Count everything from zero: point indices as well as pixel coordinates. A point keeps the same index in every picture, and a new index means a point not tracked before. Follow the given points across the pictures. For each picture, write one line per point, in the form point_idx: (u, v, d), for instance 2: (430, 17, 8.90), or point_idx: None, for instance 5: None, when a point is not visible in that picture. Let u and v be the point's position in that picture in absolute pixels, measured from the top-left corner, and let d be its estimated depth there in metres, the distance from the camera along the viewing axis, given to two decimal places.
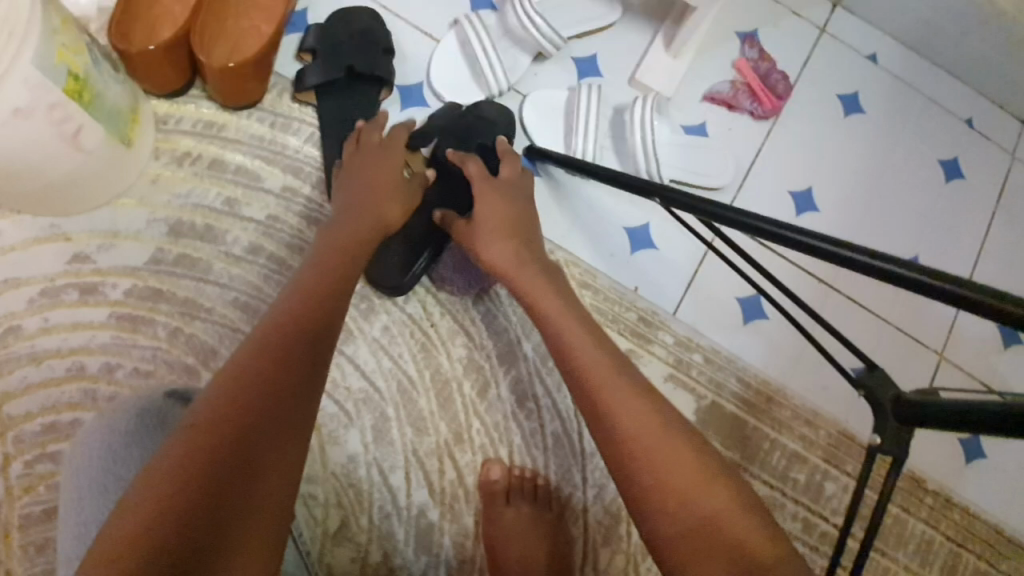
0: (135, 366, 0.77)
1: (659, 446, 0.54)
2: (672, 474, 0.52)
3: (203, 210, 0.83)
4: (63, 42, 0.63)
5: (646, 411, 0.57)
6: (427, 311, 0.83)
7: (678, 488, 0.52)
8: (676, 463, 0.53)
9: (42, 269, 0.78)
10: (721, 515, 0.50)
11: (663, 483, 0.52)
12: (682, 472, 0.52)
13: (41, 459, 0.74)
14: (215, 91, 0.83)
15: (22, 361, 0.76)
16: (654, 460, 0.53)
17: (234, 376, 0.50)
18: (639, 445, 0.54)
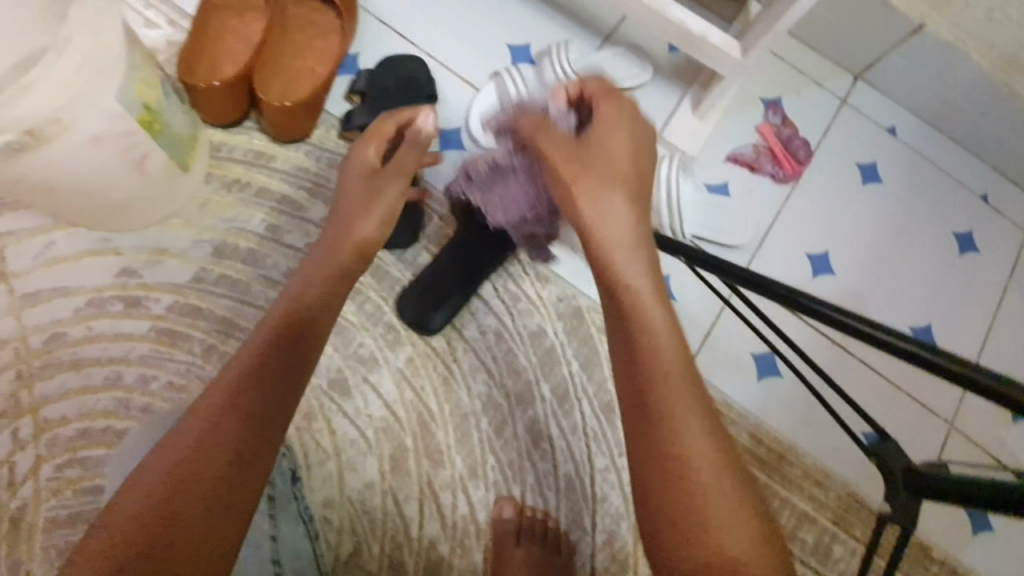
0: (169, 380, 0.80)
1: (685, 436, 0.49)
2: (685, 471, 0.47)
3: (246, 234, 0.87)
4: (142, 77, 0.68)
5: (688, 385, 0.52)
6: (451, 346, 0.86)
7: (694, 484, 0.47)
8: (693, 454, 0.48)
9: (91, 280, 0.82)
10: (727, 522, 0.45)
11: (677, 476, 0.47)
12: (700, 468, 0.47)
13: (70, 464, 0.76)
14: (269, 124, 0.89)
15: (63, 366, 0.79)
16: (678, 447, 0.48)
17: (217, 390, 0.52)
18: (666, 428, 0.49)
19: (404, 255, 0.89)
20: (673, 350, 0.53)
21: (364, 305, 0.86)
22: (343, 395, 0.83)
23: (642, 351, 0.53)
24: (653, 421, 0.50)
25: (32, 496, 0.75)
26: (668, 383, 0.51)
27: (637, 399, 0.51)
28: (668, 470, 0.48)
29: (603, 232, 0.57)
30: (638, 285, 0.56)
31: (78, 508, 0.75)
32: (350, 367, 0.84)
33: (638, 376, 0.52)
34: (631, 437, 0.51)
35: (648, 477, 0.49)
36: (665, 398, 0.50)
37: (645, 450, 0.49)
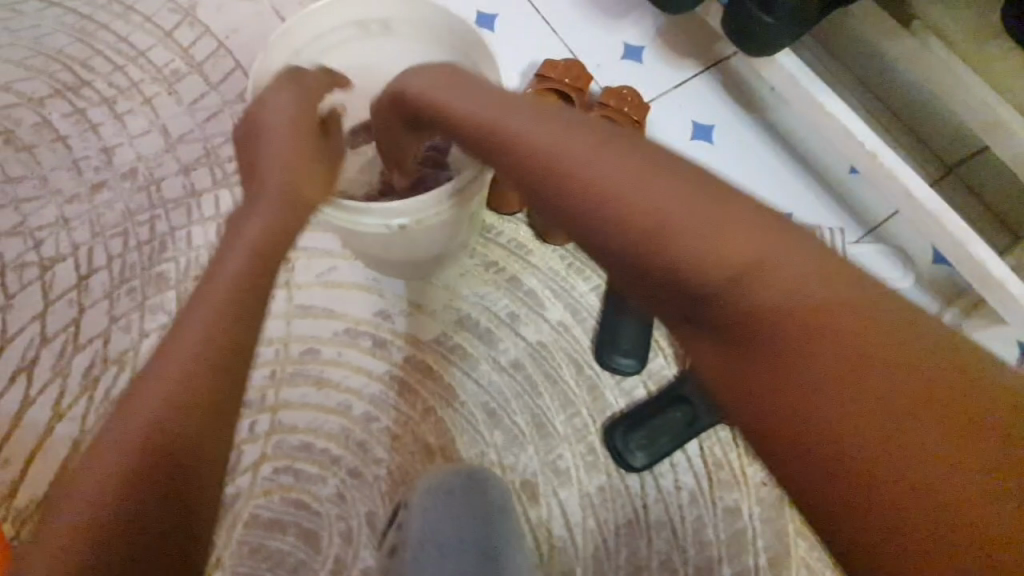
0: (388, 425, 0.86)
1: (846, 373, 0.40)
2: (879, 402, 0.39)
3: (490, 315, 0.92)
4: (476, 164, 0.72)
5: (767, 275, 0.43)
6: (644, 490, 0.86)
7: (897, 422, 0.38)
8: (875, 390, 0.39)
9: (353, 310, 0.91)
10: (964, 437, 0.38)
11: (880, 433, 0.38)
12: (889, 396, 0.39)
13: (287, 471, 0.84)
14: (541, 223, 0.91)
15: (308, 380, 0.88)
16: (852, 398, 0.39)
17: (170, 344, 0.46)
18: (810, 390, 0.40)
19: (623, 382, 0.90)
20: (785, 259, 0.43)
21: (574, 419, 0.88)
22: (531, 499, 0.85)
23: (748, 289, 0.43)
24: (794, 379, 0.41)
25: (246, 488, 0.83)
26: (798, 316, 0.41)
27: (773, 370, 0.41)
28: (863, 423, 0.39)
29: (644, 188, 0.46)
30: (698, 236, 0.44)
31: (280, 514, 0.82)
32: (545, 475, 0.86)
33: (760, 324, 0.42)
34: (775, 446, 0.41)
35: (849, 456, 0.38)
36: (806, 318, 0.41)
37: (825, 433, 0.39)
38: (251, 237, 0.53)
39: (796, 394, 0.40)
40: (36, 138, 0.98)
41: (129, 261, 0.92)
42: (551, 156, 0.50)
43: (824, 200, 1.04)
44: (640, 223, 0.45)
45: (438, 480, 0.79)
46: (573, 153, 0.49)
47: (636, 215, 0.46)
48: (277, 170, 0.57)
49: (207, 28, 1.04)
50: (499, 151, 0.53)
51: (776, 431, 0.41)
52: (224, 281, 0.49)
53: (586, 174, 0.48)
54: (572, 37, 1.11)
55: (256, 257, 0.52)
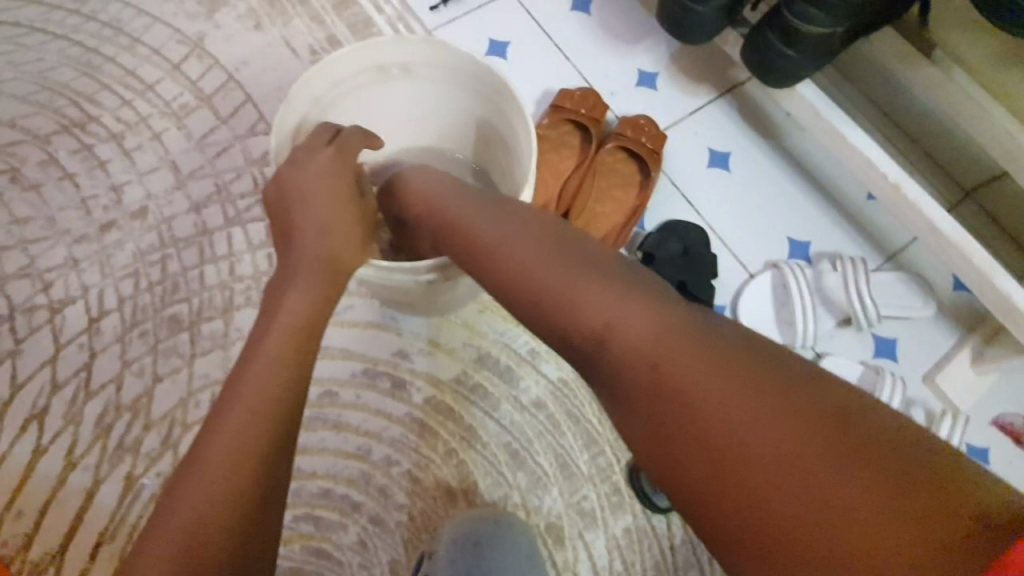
0: (410, 469, 0.84)
1: (777, 436, 0.41)
2: (809, 462, 0.40)
3: (510, 352, 0.91)
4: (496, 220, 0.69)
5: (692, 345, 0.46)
6: (671, 530, 0.84)
7: (829, 483, 0.39)
8: (799, 449, 0.40)
9: (370, 350, 0.89)
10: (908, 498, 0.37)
11: (812, 488, 0.39)
12: (817, 455, 0.40)
13: (307, 519, 0.82)
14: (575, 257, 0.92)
15: (326, 424, 0.86)
16: (781, 459, 0.40)
17: (217, 425, 0.45)
18: (735, 455, 0.42)
19: None
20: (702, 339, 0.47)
21: (598, 458, 0.86)
22: (556, 543, 0.83)
23: (670, 367, 0.46)
24: (723, 447, 0.42)
25: None
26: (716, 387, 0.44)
27: (704, 439, 0.43)
28: (795, 483, 0.40)
29: (574, 285, 0.52)
30: (623, 324, 0.49)
31: (300, 564, 0.80)
32: (570, 518, 0.84)
33: (683, 395, 0.45)
34: (723, 520, 0.41)
35: (786, 519, 0.39)
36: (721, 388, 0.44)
37: (759, 498, 0.40)
38: (296, 309, 0.52)
39: (726, 462, 0.42)
40: (42, 177, 0.96)
41: (140, 303, 0.90)
42: (501, 258, 0.57)
43: (842, 227, 1.03)
44: (571, 317, 0.52)
45: (463, 529, 0.78)
46: (512, 249, 0.56)
47: (566, 307, 0.52)
48: (314, 235, 0.58)
49: (215, 61, 1.03)
50: (462, 252, 0.61)
51: (723, 503, 0.42)
52: (266, 357, 0.48)
53: (529, 274, 0.54)
54: (585, 64, 1.10)
55: (297, 332, 0.51)
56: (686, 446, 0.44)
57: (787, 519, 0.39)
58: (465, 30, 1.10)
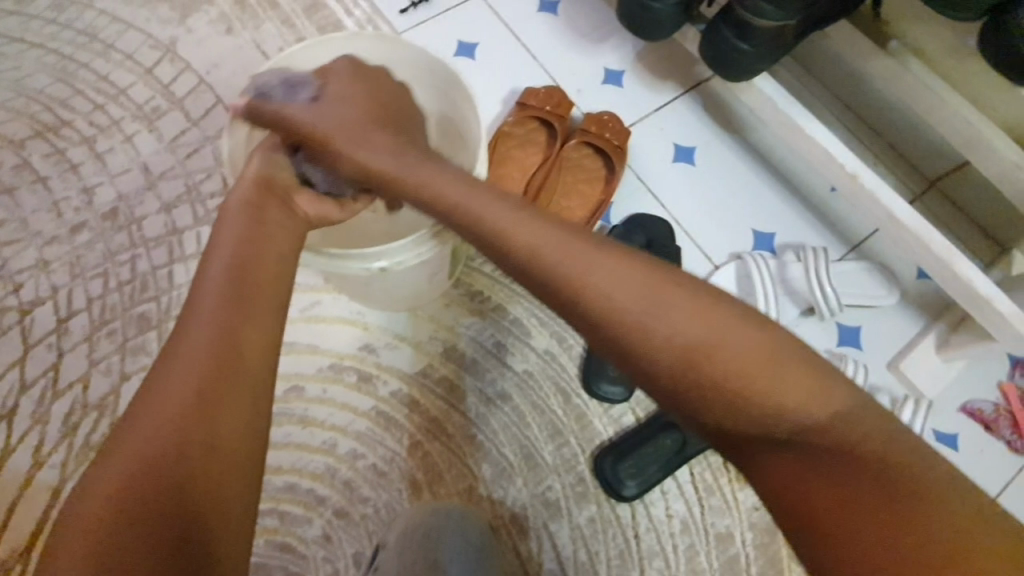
0: (375, 462, 0.85)
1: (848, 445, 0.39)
2: (920, 503, 0.36)
3: (476, 346, 0.91)
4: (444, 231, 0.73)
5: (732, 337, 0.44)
6: (635, 519, 0.85)
7: (939, 522, 0.36)
8: (915, 497, 0.37)
9: (337, 346, 0.90)
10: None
11: (930, 535, 0.35)
12: (932, 506, 0.36)
13: (271, 512, 0.82)
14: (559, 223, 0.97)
15: (292, 419, 0.87)
16: (887, 503, 0.37)
17: (157, 381, 0.45)
18: (833, 495, 0.38)
19: (611, 410, 0.89)
20: (799, 366, 0.43)
21: (563, 449, 0.87)
22: (520, 533, 0.84)
23: (770, 399, 0.42)
24: (824, 492, 0.38)
25: None
26: (823, 420, 0.41)
27: (805, 478, 0.39)
28: (907, 532, 0.36)
29: (654, 307, 0.45)
30: (718, 354, 0.43)
31: (265, 558, 0.81)
32: (534, 508, 0.85)
33: (788, 433, 0.41)
34: (829, 562, 0.37)
35: (885, 561, 0.35)
36: (829, 428, 0.40)
37: (866, 541, 0.36)
38: (222, 262, 0.51)
39: (822, 504, 0.38)
40: (15, 181, 0.97)
41: (109, 302, 0.91)
42: (558, 270, 0.48)
43: (806, 218, 1.05)
44: (657, 344, 0.45)
45: (416, 523, 0.74)
46: (582, 265, 0.48)
47: (644, 336, 0.45)
48: (252, 190, 0.57)
49: (187, 65, 1.04)
50: (511, 260, 0.51)
51: (821, 543, 0.38)
52: (204, 310, 0.48)
53: (603, 297, 0.46)
54: (552, 63, 1.12)
55: (226, 280, 0.49)
56: (780, 483, 0.40)
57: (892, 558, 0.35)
58: (433, 31, 1.12)
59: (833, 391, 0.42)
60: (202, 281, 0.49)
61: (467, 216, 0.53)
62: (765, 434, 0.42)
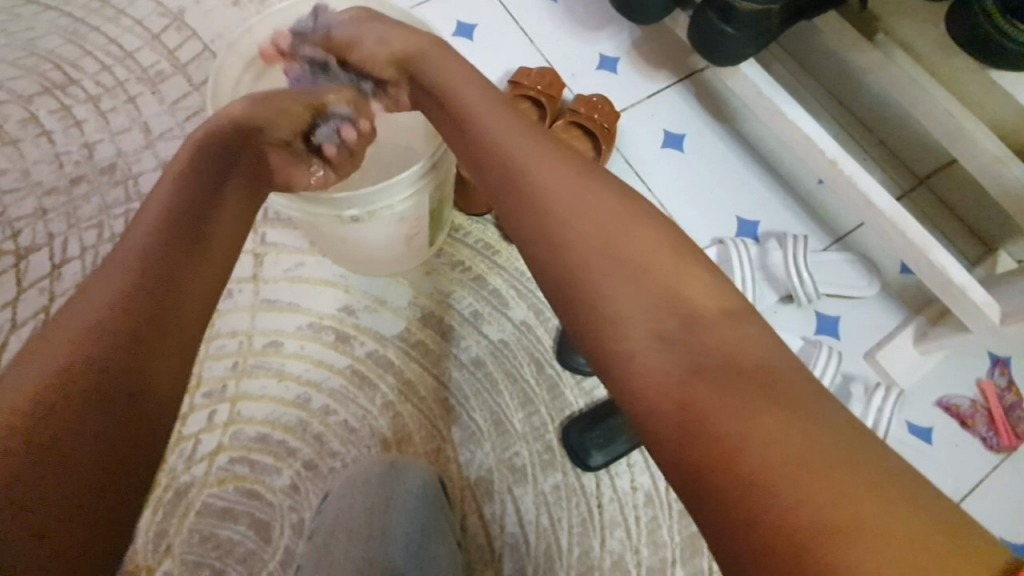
0: (346, 419, 0.87)
1: (775, 400, 0.37)
2: (817, 431, 0.35)
3: (453, 312, 0.93)
4: (435, 192, 0.78)
5: (688, 283, 0.44)
6: (599, 489, 0.85)
7: (850, 471, 0.34)
8: (808, 426, 0.36)
9: (318, 305, 0.92)
10: (931, 499, 0.34)
11: (828, 474, 0.33)
12: (826, 435, 0.35)
13: (242, 461, 0.85)
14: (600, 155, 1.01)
15: (268, 373, 0.89)
16: (780, 431, 0.35)
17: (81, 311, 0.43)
18: (735, 422, 0.36)
19: (583, 382, 0.90)
20: (712, 288, 0.44)
21: (533, 417, 0.88)
22: (485, 496, 0.85)
23: (690, 329, 0.41)
24: (717, 416, 0.37)
25: (200, 477, 0.84)
26: (719, 335, 0.41)
27: (720, 416, 0.37)
28: (804, 471, 0.34)
29: (627, 238, 0.45)
30: (663, 286, 0.43)
31: (232, 504, 0.83)
32: (500, 472, 0.86)
33: (688, 346, 0.40)
34: (717, 500, 0.35)
35: (780, 500, 0.33)
36: (727, 343, 0.40)
37: (758, 472, 0.34)
38: (160, 216, 0.49)
39: (722, 436, 0.36)
40: (20, 133, 1.01)
41: (102, 252, 0.94)
42: (560, 195, 0.48)
43: (790, 208, 1.06)
44: (612, 260, 0.44)
45: (360, 471, 0.77)
46: (555, 191, 0.49)
47: (613, 250, 0.45)
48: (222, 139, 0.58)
49: (193, 33, 1.07)
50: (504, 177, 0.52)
51: (710, 476, 0.35)
52: (133, 255, 0.46)
53: (599, 210, 0.47)
54: (547, 46, 1.14)
55: (166, 227, 0.49)
56: (689, 417, 0.38)
57: (788, 494, 0.33)
58: (435, 12, 1.14)
59: (733, 312, 0.43)
60: (132, 232, 0.48)
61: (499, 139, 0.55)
62: (668, 351, 0.40)
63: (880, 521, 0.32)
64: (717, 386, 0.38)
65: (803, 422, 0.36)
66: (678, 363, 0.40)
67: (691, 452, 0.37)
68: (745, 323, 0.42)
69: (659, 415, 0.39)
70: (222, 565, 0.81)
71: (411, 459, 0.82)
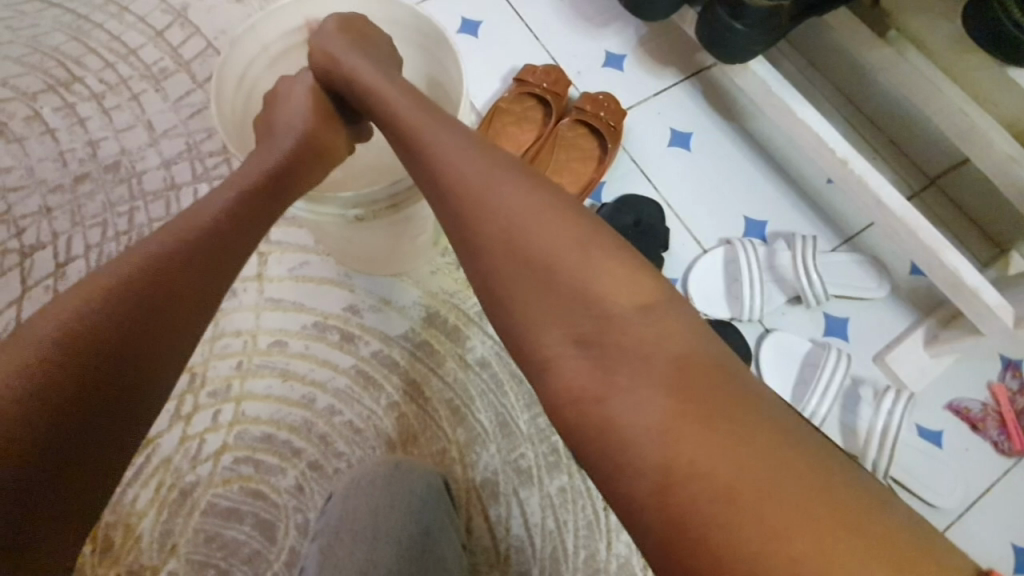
0: (351, 419, 0.87)
1: (693, 405, 0.37)
2: (729, 432, 0.36)
3: (458, 312, 0.92)
4: None
5: (611, 272, 0.43)
6: (605, 492, 0.85)
7: (767, 471, 0.35)
8: (723, 430, 0.36)
9: (323, 305, 0.91)
10: (849, 482, 0.35)
11: (742, 480, 0.34)
12: (743, 433, 0.36)
13: (246, 461, 0.84)
14: (607, 155, 1.00)
15: (273, 372, 0.88)
16: (696, 441, 0.36)
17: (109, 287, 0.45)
18: (656, 434, 0.37)
19: None
20: (630, 274, 0.43)
21: (538, 418, 0.87)
22: (490, 498, 0.84)
23: (612, 330, 0.41)
24: (636, 430, 0.38)
25: (205, 477, 0.83)
26: (635, 334, 0.41)
27: (644, 430, 0.37)
28: (724, 480, 0.35)
29: (565, 234, 0.44)
30: (593, 280, 0.43)
31: (237, 504, 0.83)
32: (506, 474, 0.85)
33: (604, 350, 0.41)
34: (644, 517, 0.36)
35: (703, 513, 0.34)
36: (640, 341, 0.41)
37: (682, 488, 0.35)
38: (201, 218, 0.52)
39: (644, 448, 0.37)
40: (25, 131, 1.00)
41: (107, 251, 0.94)
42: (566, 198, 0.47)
43: (799, 208, 1.05)
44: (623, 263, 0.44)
45: (362, 473, 0.76)
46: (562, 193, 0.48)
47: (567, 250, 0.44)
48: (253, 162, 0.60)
49: (197, 30, 1.07)
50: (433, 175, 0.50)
51: (636, 493, 0.36)
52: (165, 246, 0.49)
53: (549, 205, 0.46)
54: (554, 44, 1.12)
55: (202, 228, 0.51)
56: (614, 430, 0.38)
57: (709, 506, 0.34)
58: (441, 10, 1.13)
59: (656, 301, 0.43)
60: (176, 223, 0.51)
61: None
62: (586, 361, 0.41)
63: (795, 517, 0.33)
64: (635, 395, 0.39)
65: (719, 423, 0.36)
66: (602, 372, 0.40)
67: (620, 467, 0.37)
68: (662, 314, 0.42)
69: (587, 427, 0.40)
70: (227, 566, 0.80)
71: (415, 460, 0.81)
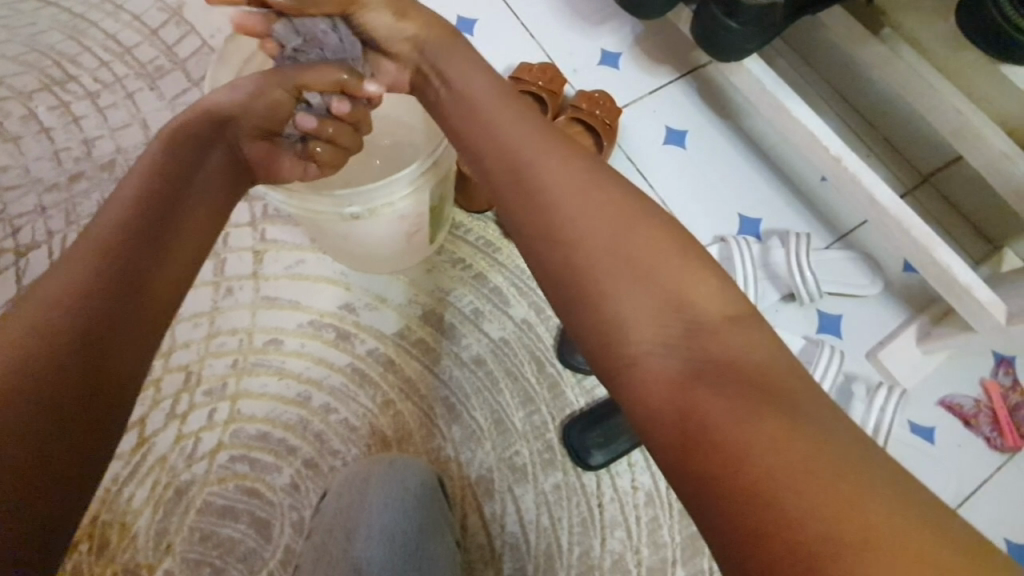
0: (347, 417, 0.87)
1: (788, 408, 0.37)
2: (825, 439, 0.35)
3: (454, 310, 0.92)
4: (435, 190, 0.77)
5: (691, 281, 0.43)
6: (600, 489, 0.85)
7: (864, 484, 0.33)
8: (818, 437, 0.35)
9: (318, 303, 0.92)
10: (952, 520, 0.33)
11: (835, 484, 0.33)
12: (838, 443, 0.35)
13: (242, 459, 0.85)
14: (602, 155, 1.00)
15: (269, 371, 0.88)
16: (790, 439, 0.35)
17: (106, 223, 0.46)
18: (746, 427, 0.36)
19: (584, 380, 0.90)
20: (715, 289, 0.43)
21: (533, 416, 0.88)
22: (485, 495, 0.85)
23: (699, 335, 0.41)
24: (722, 424, 0.37)
25: (201, 475, 0.84)
26: (727, 341, 0.41)
27: (733, 424, 0.36)
28: (817, 480, 0.33)
29: (613, 231, 0.45)
30: (664, 281, 0.43)
31: (232, 502, 0.83)
32: (500, 471, 0.86)
33: (692, 351, 0.40)
34: (724, 512, 0.34)
35: (795, 515, 0.33)
36: (732, 349, 0.40)
37: (770, 481, 0.34)
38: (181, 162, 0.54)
39: (730, 440, 0.36)
40: (20, 130, 1.00)
41: None
42: (557, 197, 0.48)
43: (793, 206, 1.05)
44: (615, 262, 0.44)
45: (358, 471, 0.77)
46: (560, 192, 0.48)
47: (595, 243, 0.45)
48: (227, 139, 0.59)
49: (192, 28, 1.06)
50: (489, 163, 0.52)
51: (719, 487, 0.35)
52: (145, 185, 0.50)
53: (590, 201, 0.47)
54: (550, 42, 1.13)
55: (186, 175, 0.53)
56: (701, 421, 0.37)
57: (806, 505, 0.33)
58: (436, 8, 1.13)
59: (743, 316, 0.42)
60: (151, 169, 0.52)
61: (502, 138, 0.54)
62: (674, 359, 0.40)
63: (893, 533, 0.31)
64: (726, 391, 0.38)
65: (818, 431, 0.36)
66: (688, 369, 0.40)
67: (705, 455, 0.36)
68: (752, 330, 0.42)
69: (670, 416, 0.39)
70: (223, 564, 0.81)
71: (410, 458, 0.81)
